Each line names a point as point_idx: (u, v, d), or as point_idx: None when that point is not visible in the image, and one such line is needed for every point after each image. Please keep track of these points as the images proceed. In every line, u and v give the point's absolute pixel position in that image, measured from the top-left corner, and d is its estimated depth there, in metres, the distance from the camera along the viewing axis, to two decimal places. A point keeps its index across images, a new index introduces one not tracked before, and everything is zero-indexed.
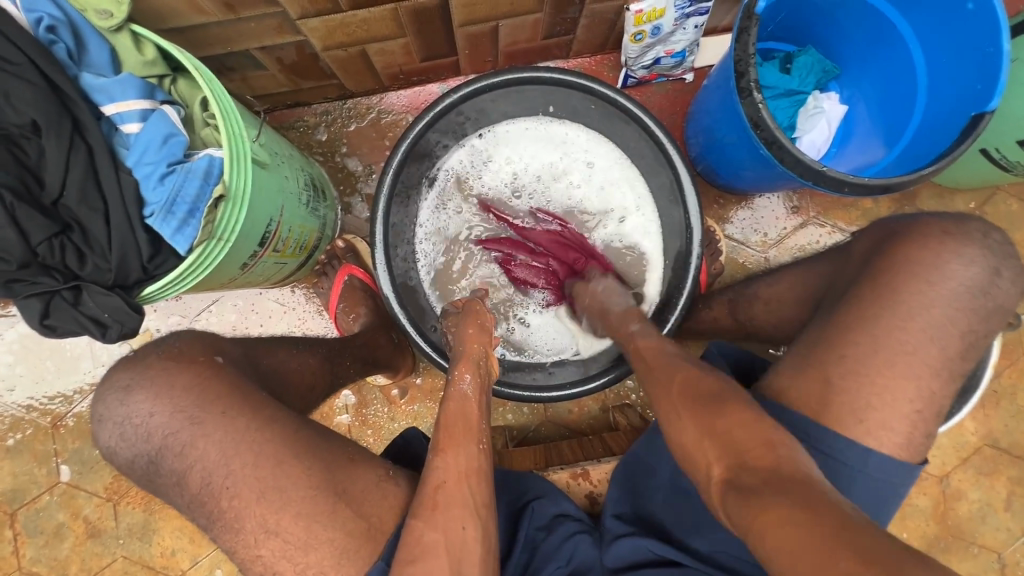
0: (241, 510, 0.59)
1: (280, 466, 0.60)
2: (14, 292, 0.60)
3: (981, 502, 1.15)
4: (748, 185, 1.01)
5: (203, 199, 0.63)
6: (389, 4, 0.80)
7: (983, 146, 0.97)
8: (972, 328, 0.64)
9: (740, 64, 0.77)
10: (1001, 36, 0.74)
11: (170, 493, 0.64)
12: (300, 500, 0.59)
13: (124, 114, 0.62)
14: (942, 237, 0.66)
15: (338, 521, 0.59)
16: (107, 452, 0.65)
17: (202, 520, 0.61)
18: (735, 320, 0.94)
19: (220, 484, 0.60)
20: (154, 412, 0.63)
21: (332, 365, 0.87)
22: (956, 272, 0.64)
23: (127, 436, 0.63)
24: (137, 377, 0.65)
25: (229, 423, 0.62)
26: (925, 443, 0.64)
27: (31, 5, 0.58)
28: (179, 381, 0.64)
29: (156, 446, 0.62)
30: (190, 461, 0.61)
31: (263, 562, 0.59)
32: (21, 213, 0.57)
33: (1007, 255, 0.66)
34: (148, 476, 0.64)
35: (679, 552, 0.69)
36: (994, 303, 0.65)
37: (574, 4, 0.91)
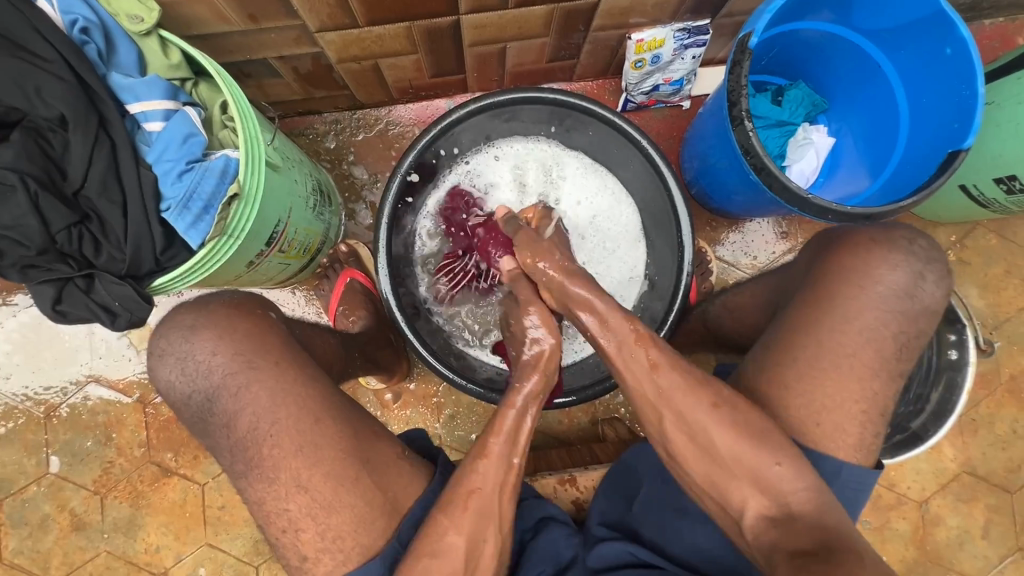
0: (280, 459, 0.62)
1: (319, 423, 0.63)
2: (28, 278, 0.62)
3: (959, 528, 1.17)
4: (739, 209, 1.05)
5: (219, 197, 0.65)
6: (403, 22, 0.84)
7: (962, 182, 1.02)
8: (903, 331, 0.66)
9: (733, 94, 0.81)
10: (976, 80, 0.79)
11: (216, 435, 0.65)
12: (333, 460, 0.62)
13: (148, 113, 0.65)
14: (871, 245, 0.68)
15: (360, 490, 0.62)
16: (164, 388, 0.66)
17: (241, 465, 0.63)
18: (707, 328, 0.96)
19: (265, 431, 0.62)
20: (217, 352, 0.65)
21: (347, 352, 0.91)
22: (883, 277, 0.66)
23: (187, 371, 0.65)
24: (202, 319, 0.67)
25: (281, 373, 0.65)
26: (866, 438, 0.66)
27: (67, 7, 0.61)
28: (242, 328, 0.67)
29: (214, 384, 0.64)
30: (242, 404, 0.63)
31: (289, 516, 0.61)
32: (44, 202, 0.60)
33: (932, 260, 0.68)
34: (201, 415, 0.65)
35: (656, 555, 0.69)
36: (922, 304, 0.67)
37: (579, 31, 0.95)
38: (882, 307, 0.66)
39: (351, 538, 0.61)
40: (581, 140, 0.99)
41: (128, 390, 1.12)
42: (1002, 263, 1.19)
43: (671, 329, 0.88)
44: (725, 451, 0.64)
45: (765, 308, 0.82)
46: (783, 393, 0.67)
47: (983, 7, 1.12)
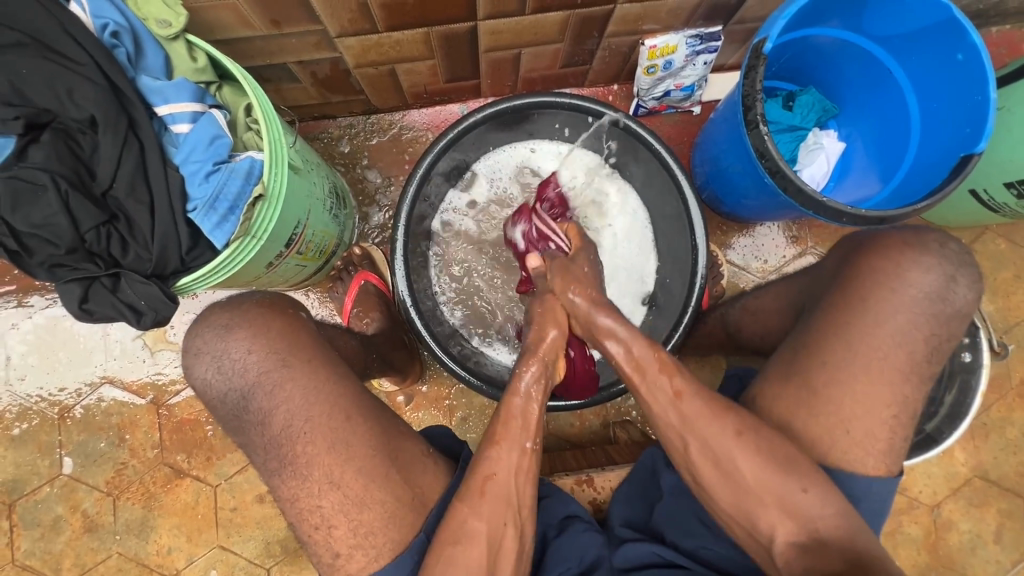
0: (313, 457, 0.62)
1: (350, 420, 0.64)
2: (56, 277, 0.63)
3: (971, 533, 1.17)
4: (750, 213, 1.06)
5: (244, 197, 0.66)
6: (422, 28, 0.85)
7: (972, 187, 1.02)
8: (934, 333, 0.66)
9: (747, 98, 0.81)
10: (988, 85, 0.80)
11: (250, 432, 0.65)
12: (363, 457, 0.63)
13: (176, 115, 0.66)
14: (903, 248, 0.68)
15: (390, 487, 0.62)
16: (199, 386, 0.67)
17: (274, 463, 0.63)
18: (726, 333, 0.96)
19: (299, 428, 0.63)
20: (252, 350, 0.65)
21: (366, 352, 0.92)
22: (915, 280, 0.66)
23: (223, 369, 0.65)
24: (237, 317, 0.67)
25: (314, 371, 0.65)
26: (896, 443, 0.66)
27: (99, 12, 0.63)
28: (275, 327, 0.67)
29: (249, 382, 0.64)
30: (276, 402, 0.64)
31: (321, 512, 0.62)
32: (74, 201, 0.61)
33: (963, 264, 0.68)
34: (235, 412, 0.65)
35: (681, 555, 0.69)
36: (956, 308, 0.67)
37: (593, 37, 0.97)
38: (902, 306, 0.66)
39: (384, 534, 0.61)
40: (593, 142, 1.00)
41: (142, 391, 1.12)
42: (1012, 267, 1.20)
43: (684, 332, 0.89)
44: (751, 456, 0.64)
45: (789, 311, 0.83)
46: (812, 397, 0.67)
47: (990, 14, 1.14)
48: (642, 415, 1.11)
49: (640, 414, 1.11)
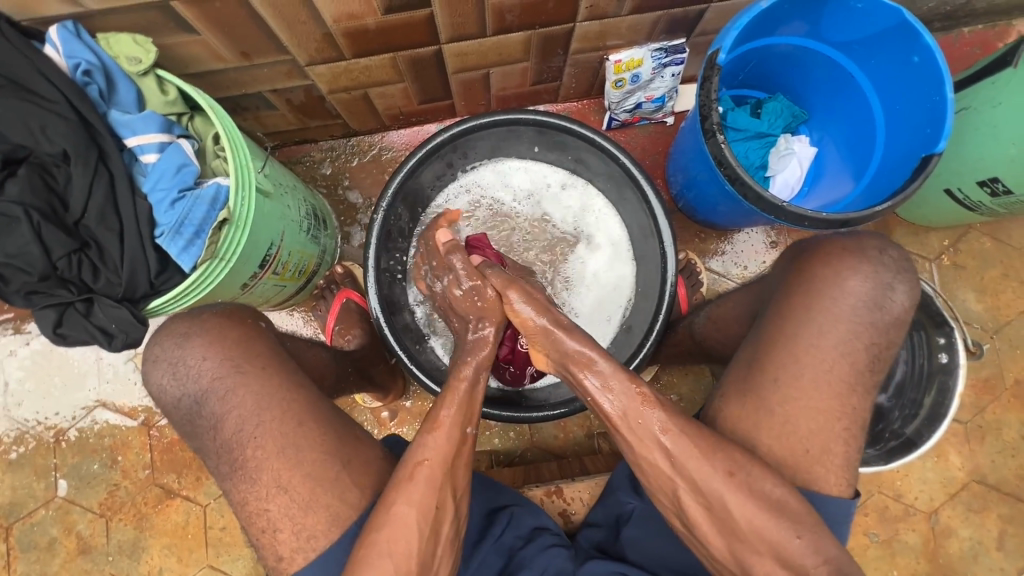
0: (262, 461, 0.64)
1: (302, 427, 0.65)
2: (32, 303, 0.66)
3: (972, 540, 1.14)
4: (726, 219, 1.07)
5: (209, 222, 0.69)
6: (387, 53, 0.88)
7: (947, 186, 1.02)
8: (875, 342, 0.66)
9: (704, 108, 0.83)
10: (945, 87, 0.80)
11: (202, 437, 0.67)
12: (311, 461, 0.64)
13: (144, 146, 0.69)
14: (842, 254, 0.68)
15: (338, 488, 0.64)
16: (156, 391, 0.69)
17: (224, 467, 0.65)
18: (692, 339, 0.95)
19: (249, 433, 0.64)
20: (206, 357, 0.67)
21: (340, 367, 0.93)
22: (854, 289, 0.66)
23: (178, 375, 0.67)
24: (195, 327, 0.69)
25: (266, 377, 0.67)
26: (852, 456, 0.65)
27: (71, 52, 0.66)
28: (232, 336, 0.69)
29: (202, 388, 0.67)
30: (228, 406, 0.66)
31: (268, 516, 0.63)
32: (46, 231, 0.64)
33: (902, 270, 0.68)
34: (189, 416, 0.67)
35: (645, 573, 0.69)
36: (894, 316, 0.66)
37: (558, 54, 0.99)
38: (861, 310, 0.66)
39: (325, 536, 0.62)
40: (565, 159, 1.03)
41: (133, 414, 1.15)
42: (998, 266, 1.19)
43: (657, 340, 0.88)
44: (727, 464, 0.62)
45: (746, 320, 0.82)
46: (767, 415, 0.66)
47: (960, 15, 1.14)
48: None
49: None
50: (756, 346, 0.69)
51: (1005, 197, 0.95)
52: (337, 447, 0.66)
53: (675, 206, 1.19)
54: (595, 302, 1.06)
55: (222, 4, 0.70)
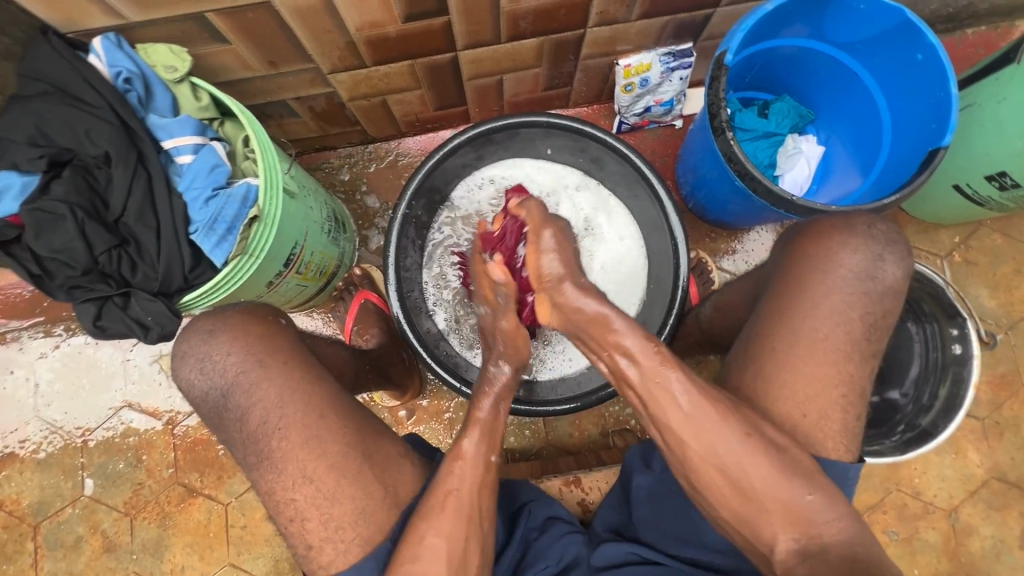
0: (288, 451, 0.66)
1: (324, 417, 0.67)
2: (74, 297, 0.69)
3: (994, 538, 1.13)
4: (735, 218, 1.09)
5: (241, 219, 0.72)
6: (406, 61, 0.92)
7: (955, 182, 1.03)
8: (870, 312, 0.67)
9: (713, 107, 0.85)
10: (949, 82, 0.82)
11: (229, 429, 0.69)
12: (336, 452, 0.66)
13: (180, 147, 0.73)
14: (833, 232, 0.70)
15: (362, 484, 0.65)
16: (184, 387, 0.71)
17: (252, 458, 0.67)
18: (699, 329, 0.98)
19: (274, 424, 0.66)
20: (231, 352, 0.69)
21: (359, 363, 0.96)
22: (845, 262, 0.68)
23: (205, 370, 0.69)
24: (220, 324, 0.72)
25: (288, 370, 0.69)
26: (855, 429, 0.66)
27: (113, 61, 0.70)
28: (254, 331, 0.71)
29: (229, 382, 0.69)
30: (254, 399, 0.67)
31: (296, 506, 0.65)
32: (89, 228, 0.67)
33: (892, 243, 0.70)
34: (217, 409, 0.69)
35: (658, 552, 0.69)
36: (887, 285, 0.68)
37: (569, 60, 1.03)
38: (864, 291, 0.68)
39: (353, 529, 0.64)
40: (579, 157, 1.04)
41: (158, 414, 1.18)
42: (1010, 262, 1.19)
43: (671, 334, 0.92)
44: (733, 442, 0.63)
45: (748, 301, 0.83)
46: (768, 388, 0.67)
47: (962, 17, 1.16)
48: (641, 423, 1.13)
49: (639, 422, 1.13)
50: (754, 324, 0.71)
51: (1013, 191, 0.97)
52: (362, 435, 0.68)
53: (685, 206, 1.21)
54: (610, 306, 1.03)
55: (254, 14, 0.74)
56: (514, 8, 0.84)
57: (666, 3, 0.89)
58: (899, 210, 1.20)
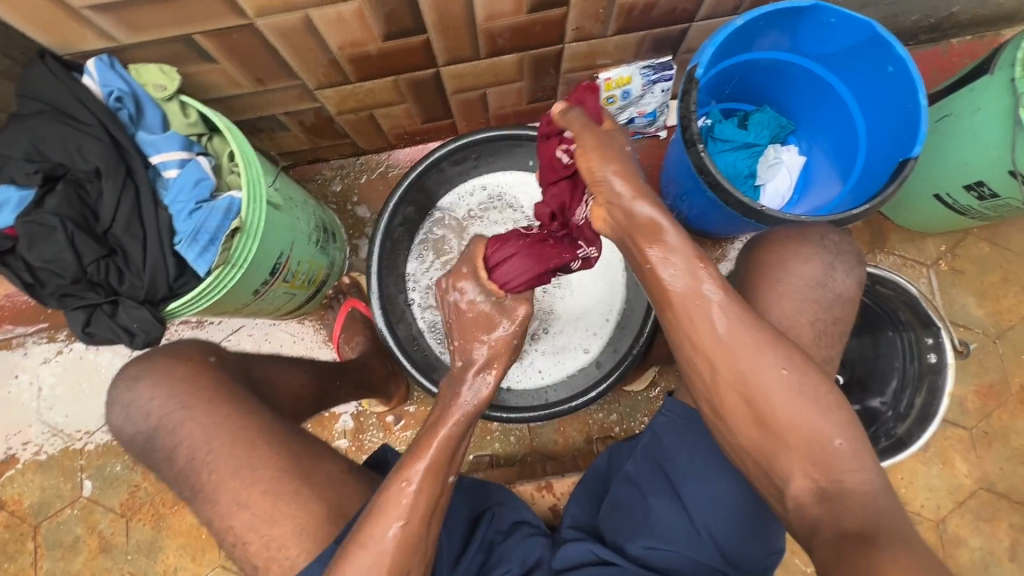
0: (218, 483, 0.66)
1: (254, 449, 0.67)
2: (65, 305, 0.73)
3: (983, 550, 1.11)
4: (717, 227, 1.10)
5: (223, 230, 0.76)
6: (389, 76, 0.96)
7: (937, 192, 1.04)
8: (821, 317, 0.76)
9: (684, 119, 0.87)
10: (918, 94, 0.84)
11: (161, 467, 0.71)
12: (268, 478, 0.65)
13: (166, 162, 0.77)
14: (786, 242, 0.79)
15: (301, 501, 0.64)
16: (114, 431, 0.73)
17: (186, 492, 0.67)
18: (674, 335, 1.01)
19: (202, 459, 0.67)
20: (154, 397, 0.71)
21: (323, 383, 0.92)
22: (798, 270, 0.77)
23: (130, 415, 0.71)
24: (144, 368, 0.73)
25: (213, 409, 0.69)
26: None
27: (106, 81, 0.74)
28: (180, 370, 0.72)
29: (153, 424, 0.70)
30: (179, 437, 0.69)
31: (235, 532, 0.64)
32: (78, 239, 0.71)
33: (842, 252, 0.79)
34: (144, 450, 0.71)
35: (613, 553, 0.71)
36: (837, 293, 0.77)
37: (550, 74, 1.05)
38: (797, 297, 0.76)
39: (297, 545, 0.63)
40: None
41: None
42: (997, 270, 1.18)
43: (647, 340, 0.94)
44: None
45: None
46: None
47: (945, 27, 1.17)
48: (625, 431, 1.14)
49: (623, 430, 1.14)
50: None
51: (992, 201, 0.97)
52: (319, 445, 0.71)
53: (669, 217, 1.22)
54: (586, 317, 1.08)
55: (239, 36, 0.78)
56: (490, 26, 0.87)
57: (641, 19, 0.92)
58: (884, 219, 1.20)
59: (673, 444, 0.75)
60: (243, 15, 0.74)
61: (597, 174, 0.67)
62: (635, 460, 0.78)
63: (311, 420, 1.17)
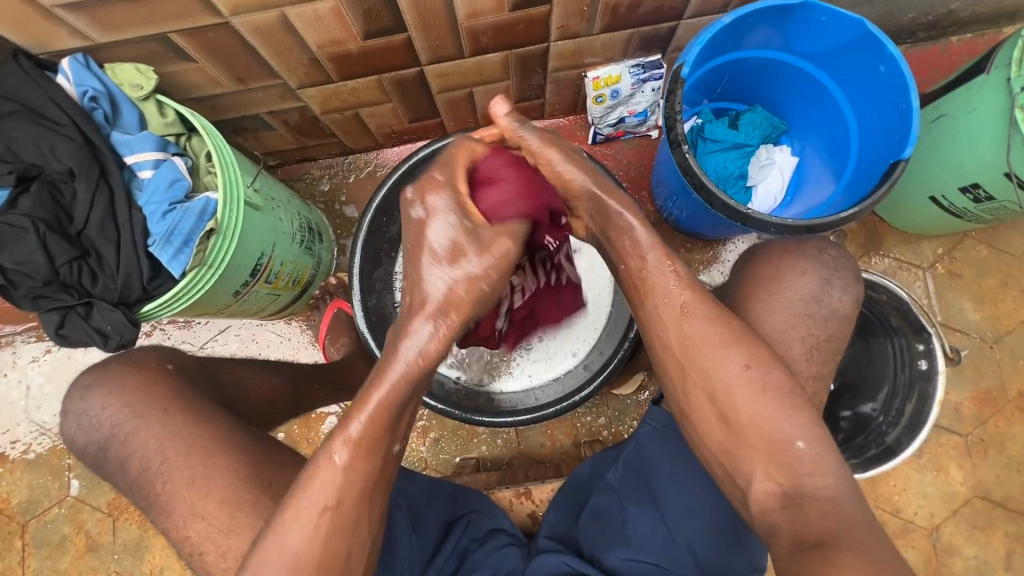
0: (172, 493, 0.65)
1: (209, 458, 0.66)
2: (39, 306, 0.72)
3: (977, 559, 1.09)
4: (708, 229, 1.09)
5: (197, 232, 0.75)
6: (373, 76, 0.94)
7: (932, 194, 1.02)
8: (812, 336, 0.71)
9: (669, 119, 0.85)
10: (910, 94, 0.81)
11: (115, 478, 0.70)
12: (225, 488, 0.64)
13: (141, 163, 0.76)
14: (783, 256, 0.76)
15: (259, 511, 0.63)
16: (67, 440, 0.72)
17: (142, 502, 0.67)
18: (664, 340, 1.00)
19: (155, 470, 0.66)
20: (106, 406, 0.70)
21: (299, 387, 0.92)
22: (792, 285, 0.73)
23: (82, 425, 0.71)
24: (97, 378, 0.73)
25: (169, 419, 0.68)
26: None
27: (81, 81, 0.74)
28: (133, 380, 0.71)
29: (104, 434, 0.70)
30: (131, 448, 0.68)
31: (191, 542, 0.63)
32: (50, 240, 0.70)
33: (840, 269, 0.76)
34: (97, 461, 0.70)
35: (588, 563, 0.70)
36: (831, 310, 0.73)
37: (537, 73, 1.03)
38: (783, 309, 0.72)
39: None
40: None
41: None
42: (995, 274, 1.16)
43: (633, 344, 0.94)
44: None
45: None
46: None
47: (944, 25, 1.14)
48: (613, 435, 1.12)
49: (611, 434, 1.12)
50: None
51: (988, 203, 0.95)
52: (283, 456, 0.70)
53: (661, 218, 1.20)
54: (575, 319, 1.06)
55: (215, 34, 0.77)
56: (472, 24, 0.85)
57: (627, 17, 0.90)
58: (879, 221, 1.18)
59: (654, 454, 0.74)
60: (217, 13, 0.73)
61: (573, 178, 0.64)
62: (616, 469, 0.76)
63: (297, 421, 1.17)
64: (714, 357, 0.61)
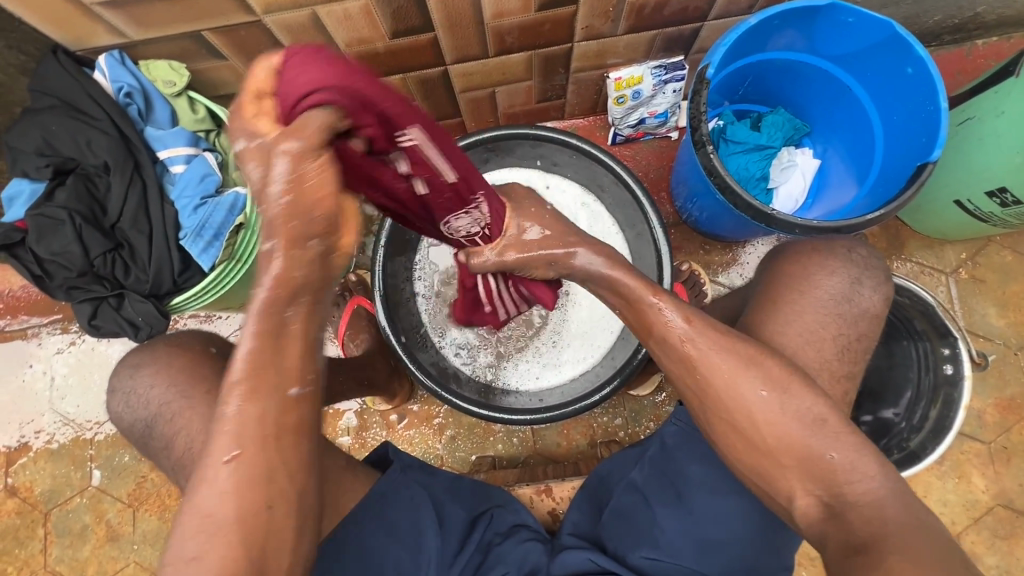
0: None
1: None
2: (73, 297, 0.75)
3: (999, 568, 1.08)
4: (728, 231, 1.09)
5: (227, 226, 0.76)
6: (397, 75, 0.95)
7: (957, 198, 1.01)
8: (842, 332, 0.71)
9: (694, 120, 0.85)
10: (939, 96, 0.81)
11: (159, 456, 0.71)
12: None
13: (173, 158, 0.78)
14: (812, 254, 0.75)
15: None
16: (114, 418, 0.73)
17: (181, 483, 0.68)
18: None
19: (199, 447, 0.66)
20: (154, 385, 0.71)
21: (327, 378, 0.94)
22: (821, 282, 0.73)
23: (131, 403, 0.71)
24: (145, 356, 0.73)
25: (210, 400, 0.69)
26: None
27: (116, 77, 0.75)
28: (178, 361, 0.72)
29: (152, 412, 0.70)
30: (177, 427, 0.68)
31: None
32: (85, 232, 0.72)
33: (869, 268, 0.75)
34: (144, 438, 0.71)
35: (613, 561, 0.70)
36: (862, 308, 0.73)
37: (560, 73, 1.04)
38: (813, 308, 0.72)
39: None
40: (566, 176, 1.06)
41: None
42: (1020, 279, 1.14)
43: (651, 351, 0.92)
44: None
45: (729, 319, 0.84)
46: None
47: (970, 28, 1.13)
48: (630, 436, 1.12)
49: (628, 435, 1.12)
50: None
51: (1015, 208, 0.94)
52: None
53: (679, 218, 1.20)
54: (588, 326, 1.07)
55: (247, 32, 0.77)
56: (498, 24, 0.86)
57: (652, 18, 0.90)
58: (902, 225, 1.17)
59: (683, 458, 0.74)
60: (251, 11, 0.73)
61: None
62: (641, 468, 0.76)
63: None
64: (742, 354, 0.61)
